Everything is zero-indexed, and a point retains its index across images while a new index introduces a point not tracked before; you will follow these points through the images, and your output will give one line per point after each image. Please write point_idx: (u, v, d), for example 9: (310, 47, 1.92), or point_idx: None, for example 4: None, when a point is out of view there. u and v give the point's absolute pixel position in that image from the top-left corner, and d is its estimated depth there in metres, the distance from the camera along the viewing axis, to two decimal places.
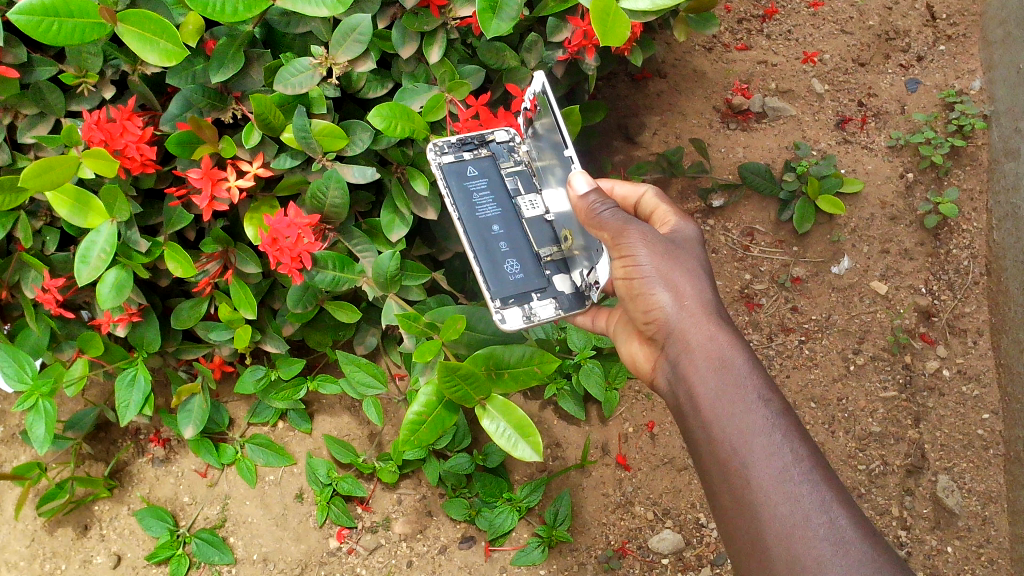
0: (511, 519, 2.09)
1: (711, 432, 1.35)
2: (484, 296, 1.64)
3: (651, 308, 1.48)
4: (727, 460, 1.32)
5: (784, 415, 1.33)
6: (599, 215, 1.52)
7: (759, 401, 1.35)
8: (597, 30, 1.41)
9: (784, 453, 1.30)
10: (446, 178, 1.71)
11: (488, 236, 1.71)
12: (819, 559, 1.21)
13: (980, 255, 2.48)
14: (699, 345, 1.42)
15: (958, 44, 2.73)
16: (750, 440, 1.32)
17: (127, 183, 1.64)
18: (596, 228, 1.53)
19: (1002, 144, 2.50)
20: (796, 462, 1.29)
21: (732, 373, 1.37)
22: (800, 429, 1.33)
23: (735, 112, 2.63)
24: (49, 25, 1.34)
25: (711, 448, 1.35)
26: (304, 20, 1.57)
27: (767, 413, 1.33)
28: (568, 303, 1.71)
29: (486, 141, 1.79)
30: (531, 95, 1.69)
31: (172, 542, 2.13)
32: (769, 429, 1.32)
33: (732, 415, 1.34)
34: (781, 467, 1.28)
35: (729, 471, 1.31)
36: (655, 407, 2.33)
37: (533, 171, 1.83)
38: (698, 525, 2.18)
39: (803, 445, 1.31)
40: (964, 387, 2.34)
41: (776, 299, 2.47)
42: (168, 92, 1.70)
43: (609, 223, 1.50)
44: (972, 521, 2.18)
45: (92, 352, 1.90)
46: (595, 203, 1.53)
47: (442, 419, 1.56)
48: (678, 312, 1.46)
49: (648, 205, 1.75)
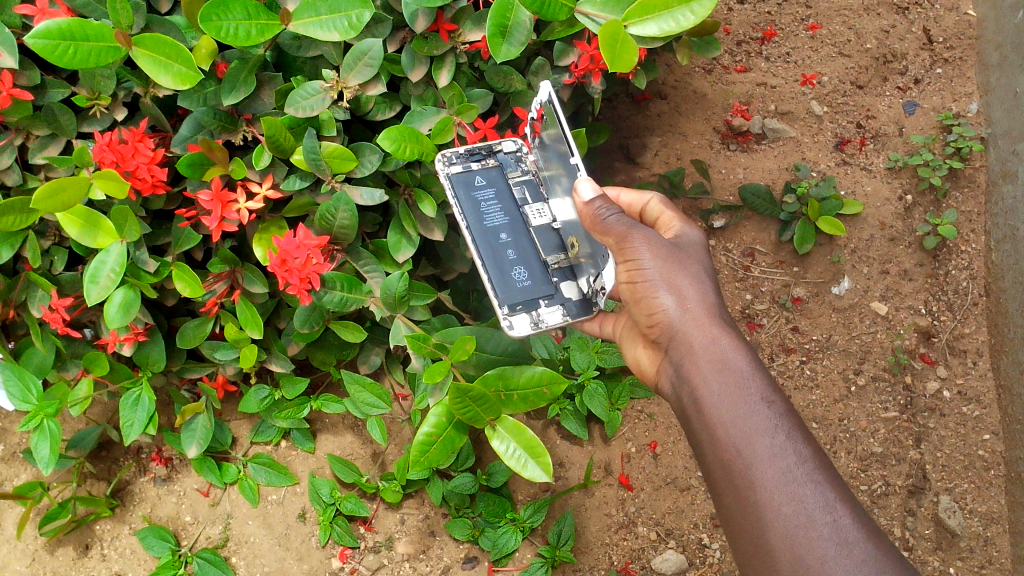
0: (515, 539, 2.10)
1: (715, 434, 1.35)
2: (492, 304, 1.65)
3: (654, 311, 1.50)
4: (730, 461, 1.32)
5: (787, 416, 1.34)
6: (603, 221, 1.52)
7: (762, 402, 1.35)
8: (605, 56, 1.43)
9: (788, 454, 1.30)
10: (455, 189, 1.72)
11: (496, 245, 1.71)
12: (823, 559, 1.22)
13: (979, 276, 2.50)
14: (702, 347, 1.43)
15: (954, 67, 2.75)
16: (753, 441, 1.32)
17: (137, 204, 1.66)
18: (601, 233, 1.54)
19: (1000, 166, 2.53)
20: (800, 462, 1.29)
21: (735, 374, 1.38)
22: (804, 430, 1.34)
23: (735, 133, 2.65)
24: (65, 49, 1.35)
25: (715, 450, 1.35)
26: (315, 44, 1.59)
27: (771, 414, 1.34)
28: (575, 310, 1.72)
29: (494, 151, 1.81)
30: (538, 105, 1.69)
31: (173, 562, 2.12)
32: (772, 430, 1.33)
33: (735, 416, 1.35)
34: (784, 467, 1.29)
35: (733, 472, 1.31)
36: (658, 426, 2.33)
37: (539, 181, 1.85)
38: (700, 545, 2.19)
39: (806, 446, 1.32)
40: (965, 407, 2.36)
41: (777, 319, 2.48)
42: (178, 114, 1.72)
43: (614, 228, 1.51)
44: (974, 541, 2.19)
45: (98, 370, 1.89)
46: (601, 209, 1.53)
47: (451, 440, 1.57)
48: (682, 314, 1.46)
49: (654, 212, 1.77)
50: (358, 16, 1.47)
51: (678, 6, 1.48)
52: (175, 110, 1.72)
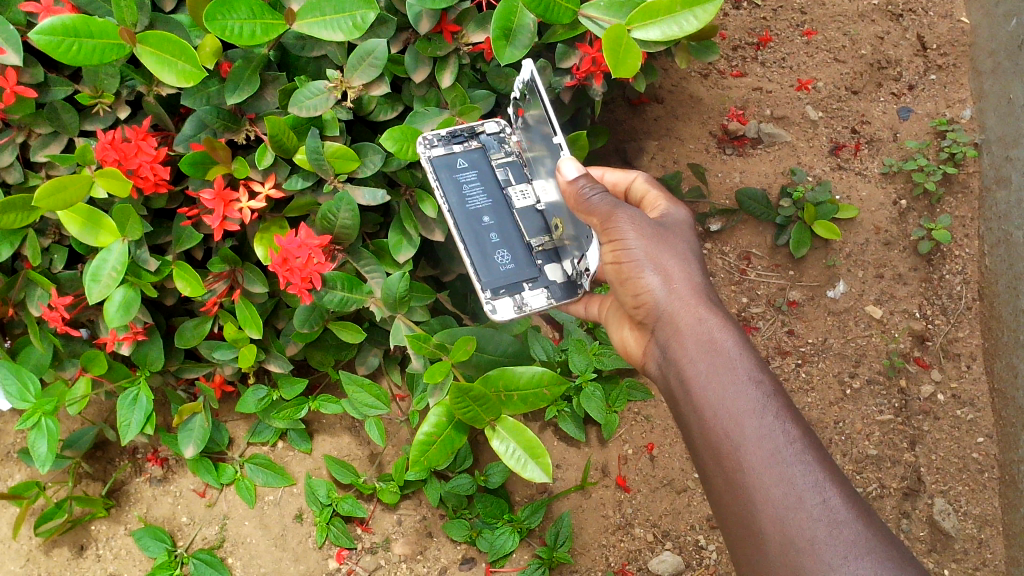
0: (513, 540, 2.09)
1: (703, 415, 1.36)
2: (475, 288, 1.69)
3: (640, 292, 1.51)
4: (718, 444, 1.33)
5: (775, 396, 1.35)
6: (588, 200, 1.54)
7: (749, 382, 1.36)
8: (608, 59, 1.44)
9: (777, 435, 1.31)
10: (436, 171, 1.71)
11: (479, 227, 1.74)
12: (813, 540, 1.23)
13: (973, 280, 2.52)
14: (689, 328, 1.44)
15: (948, 74, 2.77)
16: (742, 422, 1.33)
17: (138, 203, 1.66)
18: (585, 213, 1.56)
19: (993, 172, 2.55)
20: (788, 443, 1.30)
21: (721, 355, 1.40)
22: (792, 410, 1.35)
23: (731, 137, 2.67)
24: (69, 45, 1.35)
25: (703, 432, 1.36)
26: (320, 44, 1.60)
27: (759, 394, 1.35)
28: (559, 293, 1.77)
29: (476, 133, 1.83)
30: (520, 84, 1.69)
31: (169, 563, 2.12)
32: (761, 411, 1.34)
33: (723, 397, 1.36)
34: (773, 448, 1.30)
35: (722, 454, 1.33)
36: (655, 429, 2.34)
37: (523, 162, 1.87)
38: (697, 547, 2.20)
39: (795, 426, 1.33)
40: (959, 411, 2.38)
41: (773, 322, 2.49)
42: (181, 113, 1.73)
43: (598, 208, 1.53)
44: (968, 543, 2.21)
45: (95, 370, 1.89)
46: (584, 187, 1.55)
47: (451, 440, 1.57)
48: (668, 295, 1.48)
49: (639, 190, 1.79)
50: (362, 17, 1.48)
51: (682, 11, 1.50)
52: (178, 109, 1.73)
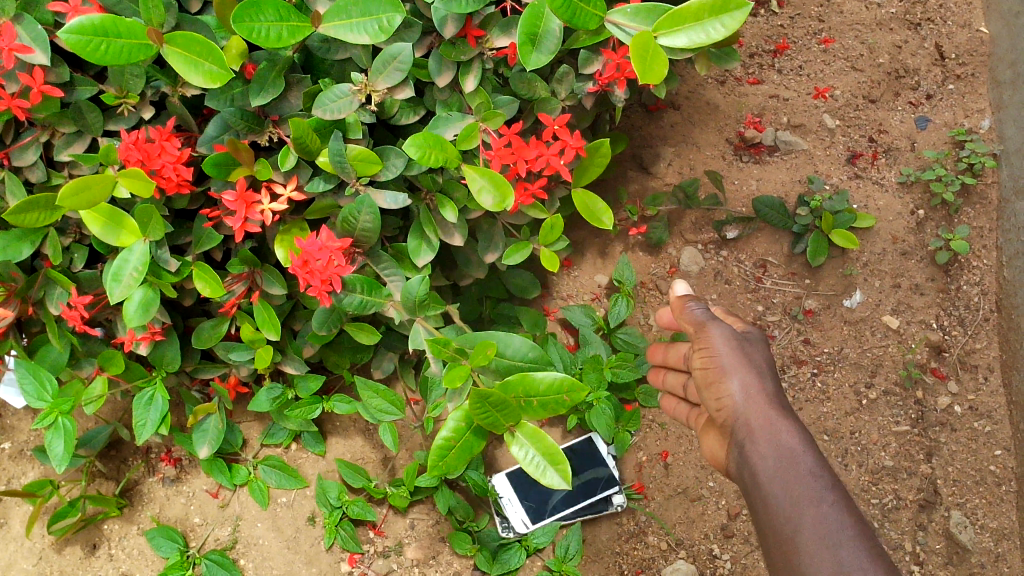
0: (519, 556, 2.13)
1: (770, 518, 1.31)
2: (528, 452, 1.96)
3: (721, 396, 1.49)
4: (783, 547, 1.27)
5: (841, 502, 1.28)
6: (692, 313, 1.61)
7: (820, 488, 1.29)
8: (636, 66, 1.42)
9: (840, 542, 1.23)
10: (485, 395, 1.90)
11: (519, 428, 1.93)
12: None
13: (991, 291, 2.49)
14: (761, 430, 1.40)
15: (967, 84, 2.71)
16: (806, 525, 1.27)
17: (161, 204, 1.66)
18: (686, 322, 1.62)
19: (1013, 183, 2.52)
20: (853, 551, 1.22)
21: (793, 459, 1.35)
22: (862, 520, 1.26)
23: (748, 145, 2.64)
24: (97, 46, 1.33)
25: (770, 534, 1.31)
26: (345, 47, 1.60)
27: (828, 499, 1.28)
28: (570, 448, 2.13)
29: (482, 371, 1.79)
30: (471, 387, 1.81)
31: (182, 563, 2.12)
32: (828, 513, 1.27)
33: (791, 498, 1.30)
34: (835, 554, 1.22)
35: (787, 557, 1.26)
36: (669, 436, 2.33)
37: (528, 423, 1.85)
38: (711, 556, 2.23)
39: (862, 534, 1.24)
40: (976, 423, 2.37)
41: (789, 330, 2.48)
42: (204, 114, 1.74)
43: (694, 319, 1.59)
44: (985, 557, 2.24)
45: (113, 369, 1.90)
46: (690, 304, 1.63)
47: (469, 445, 1.50)
48: (745, 402, 1.44)
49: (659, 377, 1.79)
50: (388, 20, 1.47)
51: (709, 19, 1.49)
52: (201, 110, 1.73)
